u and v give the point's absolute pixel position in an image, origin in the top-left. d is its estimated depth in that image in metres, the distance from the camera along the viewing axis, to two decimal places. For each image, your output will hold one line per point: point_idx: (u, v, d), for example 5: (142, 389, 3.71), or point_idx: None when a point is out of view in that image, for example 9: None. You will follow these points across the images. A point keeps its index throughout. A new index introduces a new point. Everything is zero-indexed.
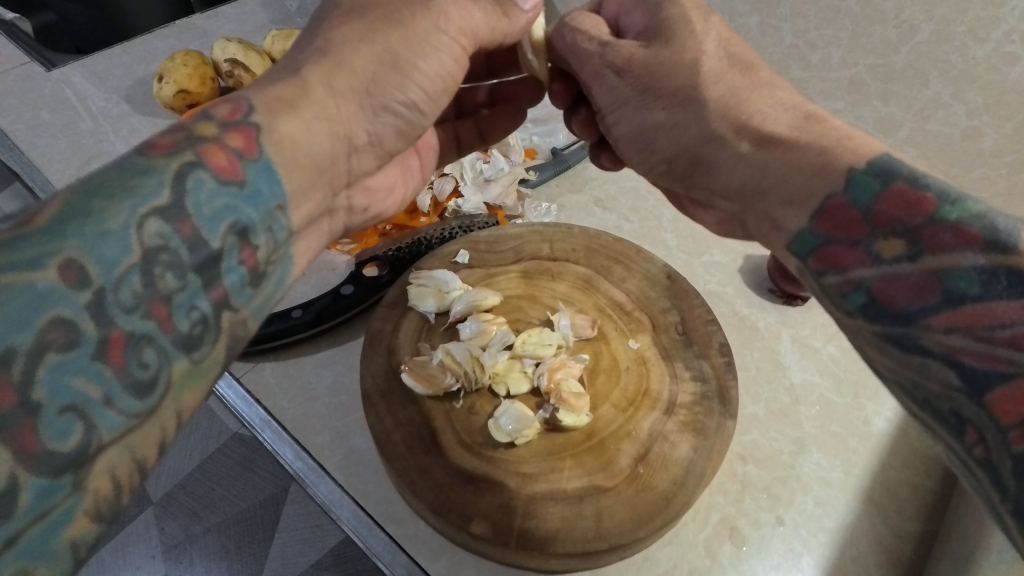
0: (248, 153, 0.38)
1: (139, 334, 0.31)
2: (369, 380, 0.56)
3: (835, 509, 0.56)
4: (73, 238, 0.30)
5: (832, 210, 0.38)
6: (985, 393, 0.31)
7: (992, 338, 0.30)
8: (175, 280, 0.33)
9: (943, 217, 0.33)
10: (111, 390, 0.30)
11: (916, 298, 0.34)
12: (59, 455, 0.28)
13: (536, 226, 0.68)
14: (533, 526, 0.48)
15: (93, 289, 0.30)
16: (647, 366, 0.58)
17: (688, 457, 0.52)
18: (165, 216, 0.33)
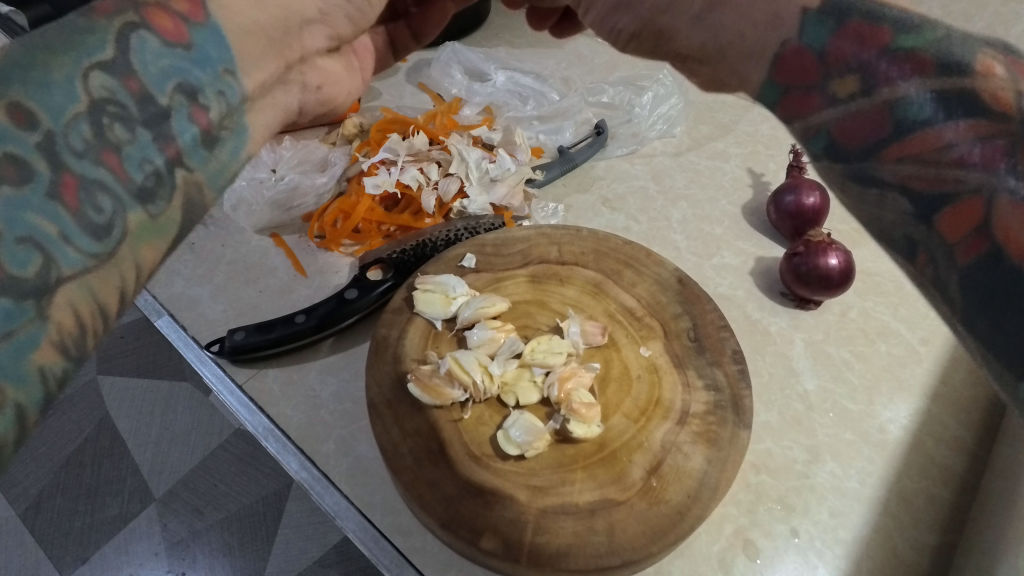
0: (194, 18, 0.35)
1: (92, 179, 0.31)
2: (375, 389, 0.54)
3: (850, 520, 0.55)
4: (18, 85, 0.29)
5: (788, 56, 0.36)
6: (934, 214, 0.31)
7: (939, 161, 0.31)
8: (124, 132, 0.32)
9: (899, 46, 0.32)
10: (67, 229, 0.29)
11: (872, 133, 0.33)
12: (21, 282, 0.28)
13: (544, 229, 0.67)
14: (544, 541, 0.47)
15: (41, 132, 0.29)
16: (659, 374, 0.56)
17: (702, 469, 0.51)
18: (111, 71, 0.32)
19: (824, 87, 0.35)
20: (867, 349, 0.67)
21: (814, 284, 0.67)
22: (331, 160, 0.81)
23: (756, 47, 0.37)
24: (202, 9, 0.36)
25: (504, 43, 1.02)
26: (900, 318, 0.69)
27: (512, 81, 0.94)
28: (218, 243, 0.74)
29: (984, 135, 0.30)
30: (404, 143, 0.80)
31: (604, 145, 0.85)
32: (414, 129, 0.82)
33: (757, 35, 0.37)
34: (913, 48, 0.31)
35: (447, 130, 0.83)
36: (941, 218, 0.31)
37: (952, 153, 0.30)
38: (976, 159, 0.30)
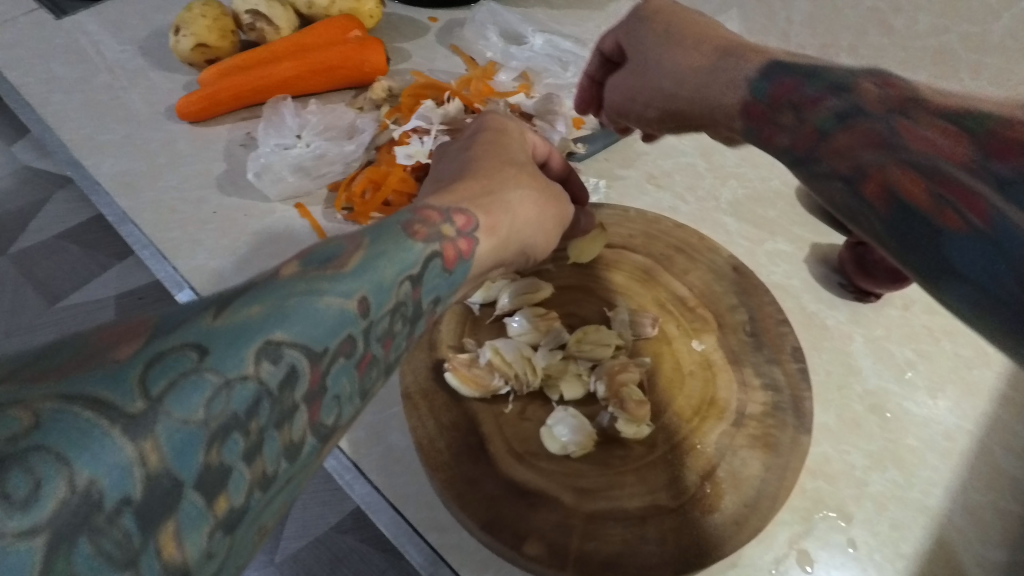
0: (466, 254, 0.38)
1: (374, 360, 0.31)
2: (410, 378, 0.51)
3: (913, 533, 0.51)
4: (371, 280, 0.30)
5: (905, 92, 0.33)
6: (837, 140, 0.34)
7: (869, 152, 0.32)
8: (400, 325, 0.33)
9: (815, 83, 0.36)
10: (349, 392, 0.30)
11: (813, 137, 0.36)
12: (295, 458, 0.27)
13: (589, 208, 0.63)
14: (592, 549, 0.44)
15: (366, 321, 0.30)
16: (713, 371, 0.52)
17: (760, 476, 0.47)
18: (413, 281, 0.33)
19: (782, 123, 0.38)
20: (931, 347, 0.62)
21: (881, 277, 0.62)
22: (359, 126, 0.78)
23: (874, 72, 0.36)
24: (473, 245, 0.39)
25: (542, 3, 0.95)
26: None
27: (551, 45, 0.88)
28: (243, 214, 0.71)
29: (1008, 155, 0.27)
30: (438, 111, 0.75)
31: None
32: (448, 95, 0.78)
33: (722, 92, 0.43)
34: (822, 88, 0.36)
35: (484, 97, 0.79)
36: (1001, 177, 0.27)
37: (961, 197, 0.28)
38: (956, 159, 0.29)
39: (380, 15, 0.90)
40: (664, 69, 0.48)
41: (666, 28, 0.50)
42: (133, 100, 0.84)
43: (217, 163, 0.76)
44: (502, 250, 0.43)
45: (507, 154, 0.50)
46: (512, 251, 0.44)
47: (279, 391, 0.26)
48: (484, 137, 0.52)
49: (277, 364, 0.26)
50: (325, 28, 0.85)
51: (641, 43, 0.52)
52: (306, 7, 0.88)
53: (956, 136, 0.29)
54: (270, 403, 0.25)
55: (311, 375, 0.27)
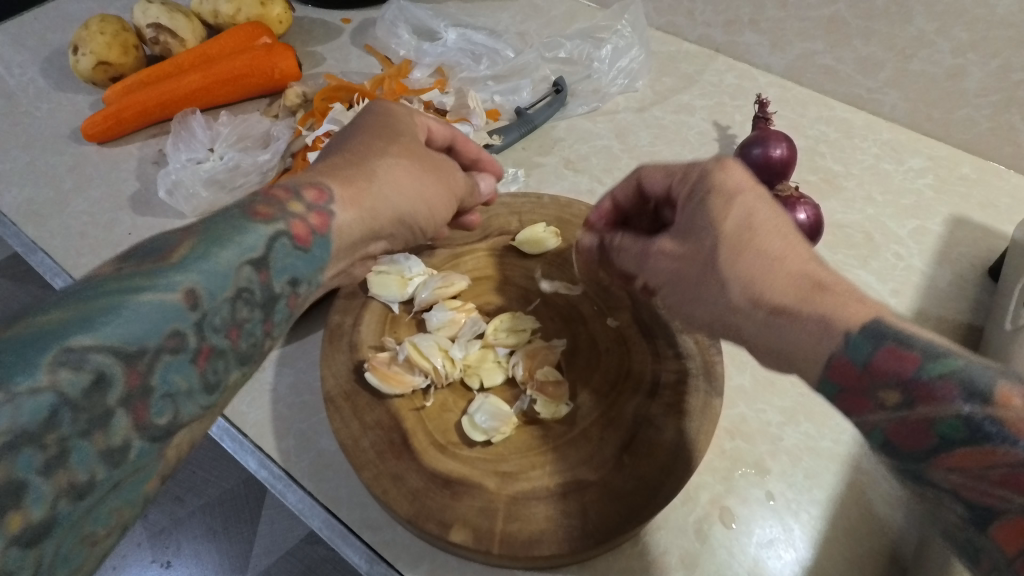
0: (320, 230, 0.42)
1: (220, 352, 0.34)
2: (332, 382, 0.51)
3: (825, 481, 0.54)
4: (196, 270, 0.33)
5: (840, 367, 0.35)
6: (949, 464, 0.30)
7: (985, 477, 0.28)
8: (248, 312, 0.36)
9: (930, 371, 0.31)
10: (193, 388, 0.32)
11: (913, 442, 0.31)
12: (157, 428, 0.30)
13: (503, 198, 0.64)
14: (516, 529, 0.45)
15: (200, 311, 0.33)
16: (627, 346, 0.54)
17: (675, 441, 0.49)
18: (254, 265, 0.36)
19: (874, 403, 0.34)
20: None
21: None
22: (274, 134, 0.77)
23: (829, 326, 0.35)
24: (327, 219, 0.42)
25: None
26: (871, 269, 0.68)
27: (464, 38, 0.88)
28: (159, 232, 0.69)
29: (1017, 490, 0.27)
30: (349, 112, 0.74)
31: (565, 104, 0.81)
32: (359, 96, 0.77)
33: (807, 346, 0.36)
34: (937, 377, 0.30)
35: (396, 95, 0.78)
36: (994, 525, 0.28)
37: (1009, 476, 0.27)
38: (1019, 488, 0.27)
39: (289, 19, 0.88)
40: (669, 278, 0.45)
41: (739, 239, 0.40)
42: (37, 124, 0.82)
43: (128, 183, 0.75)
44: (372, 221, 0.46)
45: (390, 129, 0.52)
46: (386, 217, 0.48)
47: (87, 395, 0.28)
48: (370, 121, 0.52)
49: (82, 366, 0.28)
50: (231, 38, 0.84)
51: (710, 227, 0.41)
52: (211, 17, 0.87)
53: None
54: (89, 399, 0.28)
55: (128, 376, 0.29)
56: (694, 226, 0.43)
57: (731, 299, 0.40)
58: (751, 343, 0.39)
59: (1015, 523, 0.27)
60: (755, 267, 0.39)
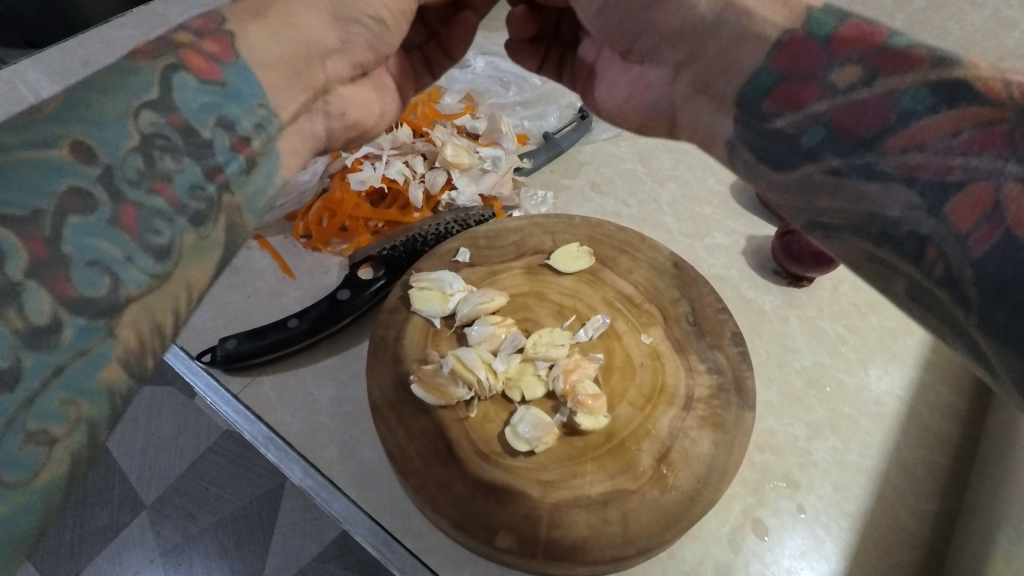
0: (223, 58, 0.41)
1: (148, 206, 0.35)
2: (377, 393, 0.54)
3: (853, 493, 0.56)
4: (76, 125, 0.34)
5: (791, 44, 0.39)
6: (943, 205, 0.33)
7: (950, 149, 0.33)
8: (173, 162, 0.36)
9: (893, 42, 0.36)
10: (130, 251, 0.33)
11: (872, 124, 0.36)
12: (92, 302, 0.32)
13: (536, 218, 0.66)
14: (560, 535, 0.47)
15: (99, 166, 0.34)
16: (661, 361, 0.56)
17: (709, 453, 0.51)
18: (156, 108, 0.37)
19: (857, 112, 0.36)
20: (860, 323, 0.67)
21: (808, 261, 0.67)
22: None
23: (757, 38, 0.41)
24: (227, 48, 0.41)
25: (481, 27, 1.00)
26: None
27: (492, 66, 0.92)
28: None
29: (983, 146, 0.32)
30: (388, 137, 0.78)
31: (590, 129, 0.84)
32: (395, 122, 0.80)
33: (725, 53, 0.42)
34: (900, 45, 0.36)
35: (429, 120, 0.82)
36: (948, 207, 0.33)
37: (973, 138, 0.32)
38: (980, 145, 0.32)
39: None
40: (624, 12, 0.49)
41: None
42: None
43: None
44: (305, 40, 0.45)
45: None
46: (316, 23, 0.46)
47: None
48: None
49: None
50: None
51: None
52: None
53: (994, 134, 0.32)
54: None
55: (31, 245, 0.31)
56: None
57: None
58: (700, 76, 0.45)
59: (967, 199, 0.32)
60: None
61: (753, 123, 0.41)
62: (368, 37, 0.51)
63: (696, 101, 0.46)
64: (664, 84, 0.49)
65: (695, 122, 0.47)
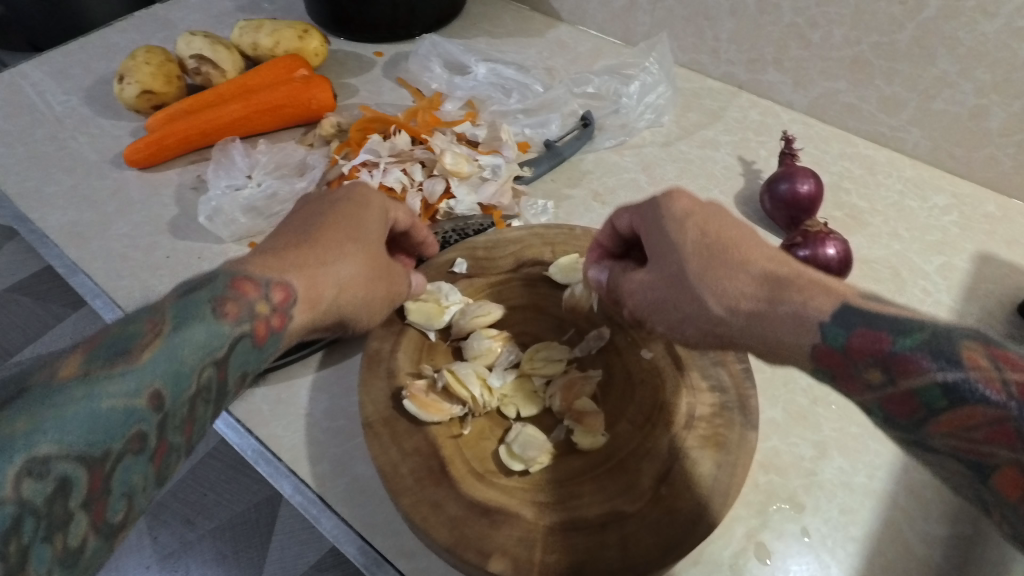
0: (280, 326, 0.44)
1: (174, 449, 0.35)
2: (370, 408, 0.52)
3: (861, 516, 0.54)
4: (162, 382, 0.34)
5: (822, 357, 0.39)
6: (989, 476, 0.32)
7: (974, 438, 0.32)
8: (202, 412, 0.37)
9: (901, 347, 0.36)
10: (149, 484, 0.34)
11: (902, 413, 0.35)
12: (110, 524, 0.32)
13: (537, 228, 0.64)
14: (555, 560, 0.45)
15: (162, 413, 0.34)
16: (662, 377, 0.55)
17: (712, 474, 0.49)
18: (217, 364, 0.38)
19: (858, 372, 0.38)
20: None
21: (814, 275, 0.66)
22: (309, 163, 0.80)
23: (803, 321, 0.39)
24: (286, 321, 0.44)
25: (483, 34, 0.99)
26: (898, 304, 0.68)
27: (494, 73, 0.90)
28: (196, 257, 0.72)
29: (1017, 399, 0.31)
30: (386, 144, 0.77)
31: (592, 138, 0.83)
32: (395, 128, 0.79)
33: (794, 339, 0.40)
34: (910, 350, 0.35)
35: (430, 127, 0.80)
36: (995, 475, 0.31)
37: (991, 432, 0.31)
38: (1000, 438, 0.31)
39: (325, 52, 0.91)
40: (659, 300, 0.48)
41: (706, 253, 0.45)
42: (82, 150, 0.84)
43: (168, 209, 0.77)
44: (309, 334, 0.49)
45: (346, 224, 0.52)
46: (326, 324, 0.50)
47: (50, 500, 0.29)
48: (343, 209, 0.53)
49: (47, 475, 0.29)
50: (271, 69, 0.86)
51: (677, 250, 0.47)
52: (250, 49, 0.90)
53: (1011, 358, 0.32)
54: (50, 507, 0.29)
55: (91, 478, 0.30)
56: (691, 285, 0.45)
57: (710, 310, 0.44)
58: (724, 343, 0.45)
59: (1009, 472, 0.31)
60: (723, 278, 0.44)
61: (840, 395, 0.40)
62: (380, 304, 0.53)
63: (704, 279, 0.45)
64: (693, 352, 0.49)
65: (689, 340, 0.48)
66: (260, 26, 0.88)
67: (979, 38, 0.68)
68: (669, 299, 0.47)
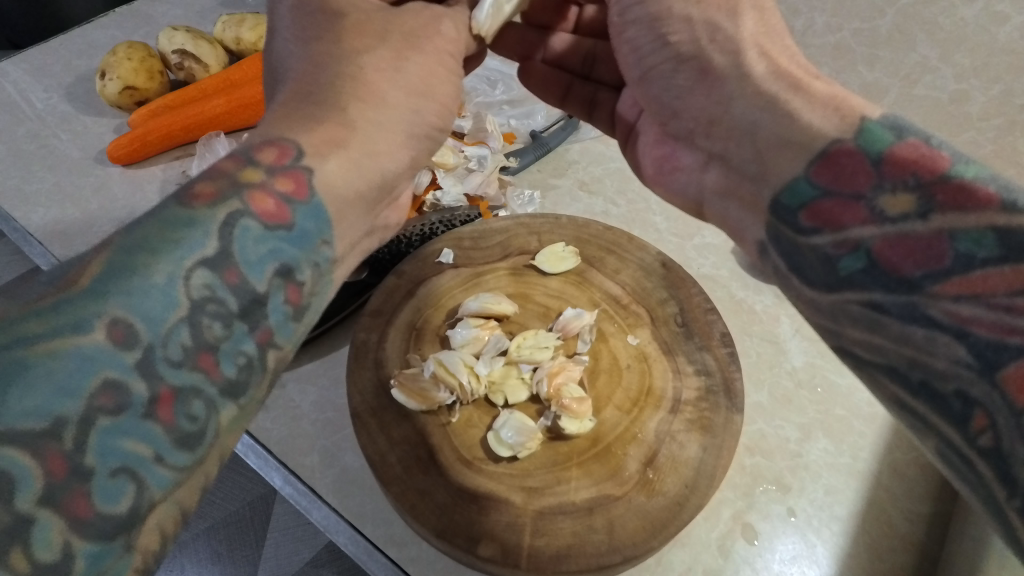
0: (297, 196, 0.37)
1: (187, 386, 0.31)
2: (358, 399, 0.52)
3: (845, 496, 0.54)
4: (117, 297, 0.30)
5: (836, 155, 0.38)
6: (998, 369, 0.30)
7: (1005, 308, 0.30)
8: (221, 329, 0.33)
9: (956, 174, 0.33)
10: (161, 447, 0.29)
11: (921, 263, 0.34)
12: (111, 518, 0.28)
13: (522, 218, 0.65)
14: (544, 544, 0.46)
15: (141, 348, 0.30)
16: (648, 362, 0.55)
17: (697, 457, 0.50)
18: (211, 265, 0.33)
19: (873, 203, 0.36)
20: None
21: None
22: None
23: (799, 146, 0.40)
24: (303, 183, 0.38)
25: None
26: None
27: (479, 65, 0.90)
28: None
29: None
30: None
31: (578, 127, 0.83)
32: None
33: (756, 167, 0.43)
34: (965, 178, 0.33)
35: None
36: (1005, 371, 0.30)
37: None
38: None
39: None
40: (664, 87, 0.49)
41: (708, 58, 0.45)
42: (63, 147, 0.83)
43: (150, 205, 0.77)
44: (381, 169, 0.42)
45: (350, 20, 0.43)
46: (392, 146, 0.42)
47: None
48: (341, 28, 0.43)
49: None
50: (253, 63, 0.86)
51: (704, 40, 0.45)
52: (233, 43, 0.89)
53: None
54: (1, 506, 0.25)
55: (51, 461, 0.26)
56: (703, 50, 0.45)
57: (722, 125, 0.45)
58: (734, 174, 0.45)
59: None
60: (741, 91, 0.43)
61: (788, 236, 0.41)
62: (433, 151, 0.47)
63: (725, 199, 0.47)
64: (695, 172, 0.51)
65: (723, 217, 0.48)
66: (243, 21, 0.88)
67: (958, 22, 0.69)
68: (700, 88, 0.46)
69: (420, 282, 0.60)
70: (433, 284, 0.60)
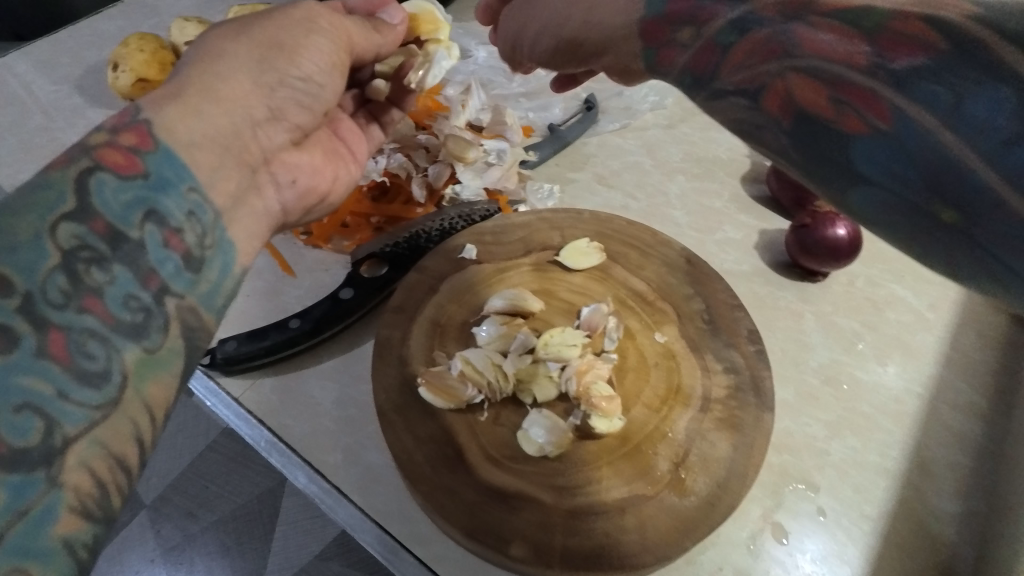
0: (144, 147, 0.38)
1: (79, 328, 0.33)
2: (383, 397, 0.52)
3: (873, 495, 0.54)
4: None
5: (757, 15, 0.36)
6: (902, 144, 0.30)
7: (908, 104, 0.29)
8: (100, 275, 0.34)
9: (857, 0, 0.31)
10: (63, 385, 0.31)
11: (836, 89, 0.32)
12: (26, 451, 0.30)
13: (544, 213, 0.64)
14: (576, 544, 0.45)
15: (19, 295, 0.32)
16: (676, 360, 0.55)
17: (728, 456, 0.49)
18: (76, 219, 0.35)
19: (780, 53, 0.34)
20: (876, 319, 0.65)
21: (823, 256, 0.65)
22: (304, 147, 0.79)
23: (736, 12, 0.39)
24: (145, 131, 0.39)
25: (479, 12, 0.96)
26: (905, 285, 0.68)
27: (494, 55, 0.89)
28: None
29: (943, 92, 0.28)
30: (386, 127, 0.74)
31: (595, 121, 0.82)
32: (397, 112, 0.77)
33: None
34: (861, 0, 0.31)
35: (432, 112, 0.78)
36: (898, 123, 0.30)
37: (929, 89, 0.29)
38: (900, 73, 0.29)
39: None
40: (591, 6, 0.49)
41: None
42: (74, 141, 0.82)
43: None
44: (230, 116, 0.43)
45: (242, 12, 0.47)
46: (241, 91, 0.44)
47: None
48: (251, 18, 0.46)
49: None
50: None
51: None
52: None
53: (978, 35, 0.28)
54: None
55: None
56: None
57: None
58: None
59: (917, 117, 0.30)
60: None
61: (724, 94, 0.38)
62: (298, 97, 0.48)
63: None
64: None
65: None
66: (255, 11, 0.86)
67: None
68: None
69: (442, 278, 0.59)
70: (456, 280, 0.59)
